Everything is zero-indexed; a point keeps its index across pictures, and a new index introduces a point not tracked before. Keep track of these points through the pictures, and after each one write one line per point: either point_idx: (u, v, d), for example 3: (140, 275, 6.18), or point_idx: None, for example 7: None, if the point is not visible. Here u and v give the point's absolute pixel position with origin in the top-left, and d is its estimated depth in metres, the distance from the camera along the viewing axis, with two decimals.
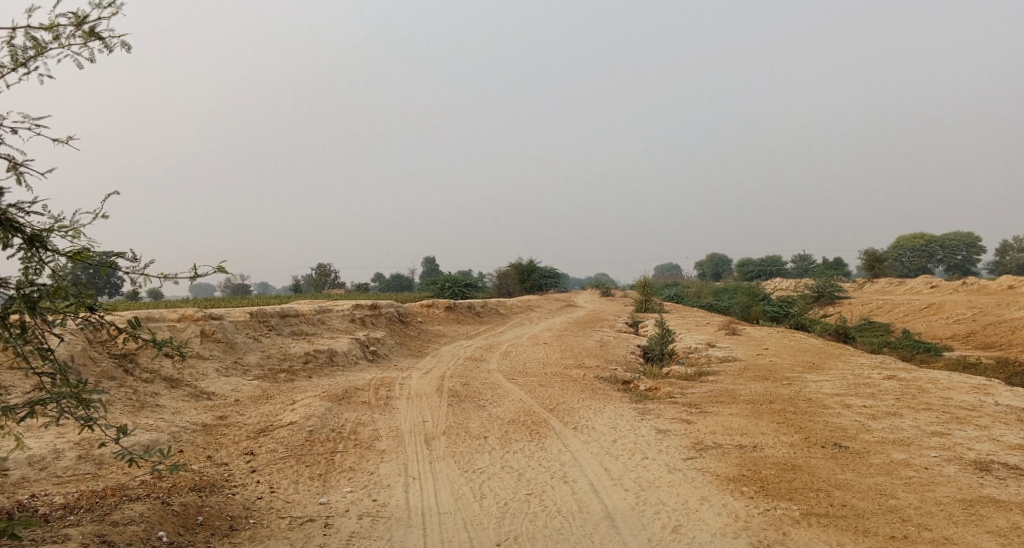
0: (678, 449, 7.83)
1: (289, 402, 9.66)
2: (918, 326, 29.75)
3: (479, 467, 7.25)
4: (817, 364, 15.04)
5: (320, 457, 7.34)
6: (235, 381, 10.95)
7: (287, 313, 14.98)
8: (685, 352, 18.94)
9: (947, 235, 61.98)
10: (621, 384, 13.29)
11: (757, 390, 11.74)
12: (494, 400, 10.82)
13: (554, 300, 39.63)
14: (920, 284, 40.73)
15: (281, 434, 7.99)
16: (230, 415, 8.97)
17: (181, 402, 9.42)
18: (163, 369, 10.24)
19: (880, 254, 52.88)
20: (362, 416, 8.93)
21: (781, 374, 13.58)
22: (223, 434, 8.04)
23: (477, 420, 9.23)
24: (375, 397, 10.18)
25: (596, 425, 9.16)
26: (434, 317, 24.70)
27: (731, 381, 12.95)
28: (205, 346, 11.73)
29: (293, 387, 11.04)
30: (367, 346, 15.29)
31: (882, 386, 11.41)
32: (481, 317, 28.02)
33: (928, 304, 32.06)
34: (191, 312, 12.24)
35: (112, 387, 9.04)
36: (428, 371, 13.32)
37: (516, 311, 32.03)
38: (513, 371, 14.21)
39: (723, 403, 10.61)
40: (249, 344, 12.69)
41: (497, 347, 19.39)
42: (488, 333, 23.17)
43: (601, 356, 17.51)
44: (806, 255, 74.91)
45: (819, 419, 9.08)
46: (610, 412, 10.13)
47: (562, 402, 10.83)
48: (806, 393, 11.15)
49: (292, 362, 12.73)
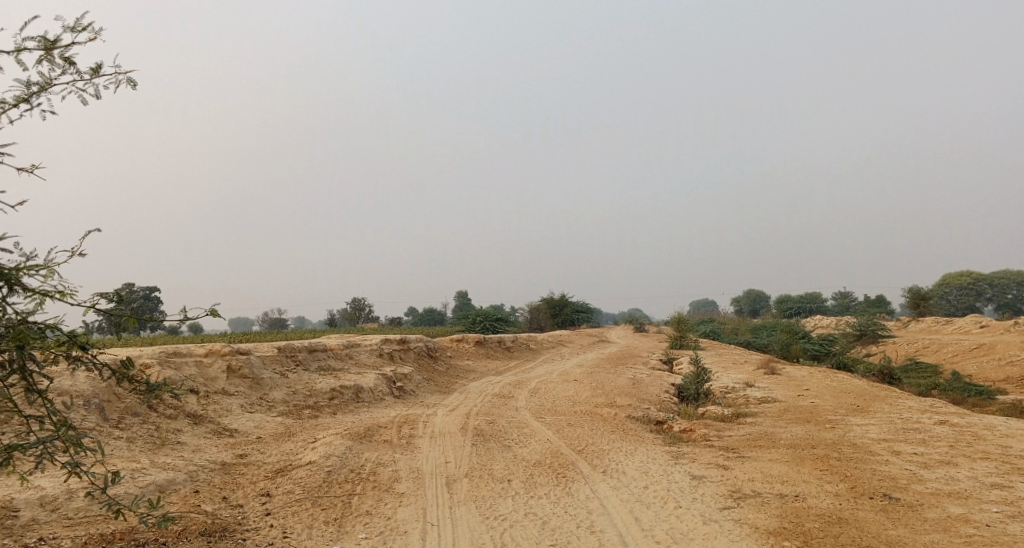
0: (713, 497, 7.37)
1: (311, 440, 9.47)
2: (968, 367, 28.40)
3: (501, 513, 6.91)
4: (861, 406, 14.31)
5: (337, 500, 7.08)
6: (258, 417, 10.81)
7: (315, 348, 14.91)
8: (721, 391, 18.29)
9: (995, 273, 59.84)
10: (653, 425, 12.80)
11: (797, 433, 11.16)
12: (520, 440, 10.47)
13: (586, 336, 39.10)
14: (968, 324, 39.12)
15: (299, 474, 7.76)
16: (251, 453, 8.81)
17: (202, 439, 9.30)
18: (188, 405, 10.17)
19: (925, 292, 51.14)
20: (383, 456, 8.68)
21: (824, 417, 12.93)
22: (241, 474, 7.84)
23: (502, 462, 8.89)
24: (398, 436, 9.93)
25: (626, 469, 8.73)
26: (464, 352, 24.48)
27: (769, 424, 12.36)
28: (231, 382, 11.66)
29: (316, 424, 10.85)
30: (393, 382, 15.09)
31: (933, 432, 10.72)
32: (512, 352, 27.67)
33: (977, 344, 30.69)
34: (218, 347, 12.20)
35: (135, 423, 8.97)
36: (455, 409, 13.03)
37: (547, 347, 31.61)
38: (542, 409, 13.83)
39: (762, 447, 10.06)
40: (276, 379, 12.60)
41: (526, 384, 19.00)
42: (517, 369, 22.79)
43: (633, 394, 17.00)
44: (846, 292, 73.00)
45: (866, 466, 8.51)
46: (641, 455, 9.69)
47: (591, 443, 10.42)
48: (851, 437, 10.54)
49: (317, 398, 12.59)
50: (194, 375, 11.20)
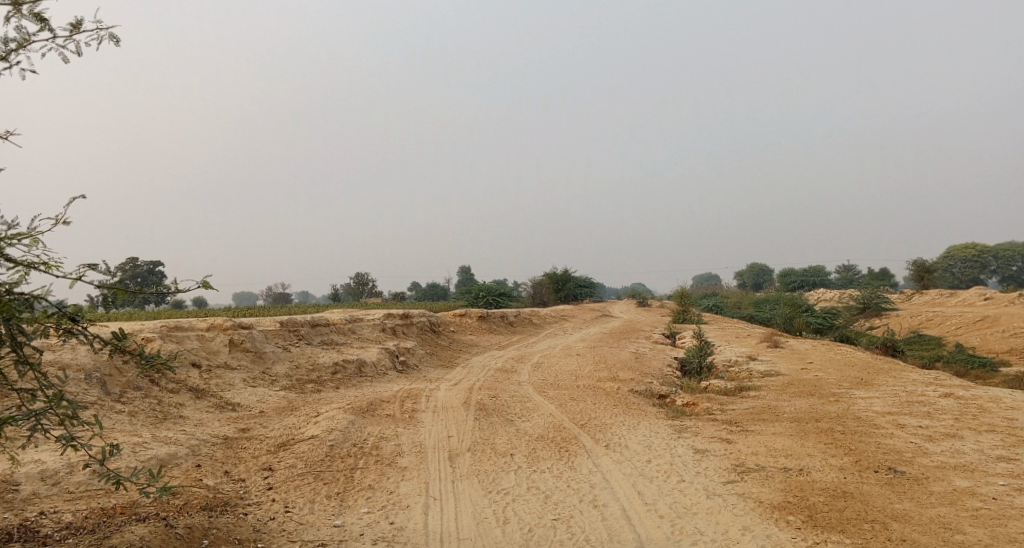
0: (717, 471, 7.33)
1: (313, 414, 9.45)
2: (971, 339, 28.31)
3: (504, 487, 6.88)
4: (865, 380, 14.25)
5: (339, 475, 7.06)
6: (261, 392, 10.80)
7: (317, 323, 14.87)
8: (724, 365, 18.25)
9: (1000, 246, 59.48)
10: (656, 399, 12.77)
11: (801, 407, 11.11)
12: (523, 414, 10.44)
13: (589, 310, 39.08)
14: (972, 296, 38.97)
15: (301, 448, 7.74)
16: (253, 427, 8.79)
17: (205, 414, 9.29)
18: (190, 380, 10.17)
19: (930, 265, 50.86)
20: (385, 430, 8.66)
21: (827, 390, 12.88)
22: (243, 448, 7.82)
23: (505, 436, 8.86)
24: (401, 410, 9.90)
25: (629, 443, 8.70)
26: (467, 327, 24.46)
27: (773, 397, 12.32)
28: (233, 356, 11.63)
29: (319, 398, 10.83)
30: (396, 357, 15.06)
31: (938, 405, 10.66)
32: (515, 327, 27.66)
33: (981, 317, 30.56)
34: (220, 322, 12.15)
35: (136, 398, 8.96)
36: (457, 383, 13.01)
37: (550, 321, 31.58)
38: (545, 383, 13.80)
39: (766, 421, 10.02)
40: (278, 354, 12.57)
41: (530, 358, 18.99)
42: (521, 344, 22.78)
43: (636, 368, 16.96)
44: (850, 265, 72.71)
45: (871, 440, 8.46)
46: (644, 429, 9.65)
47: (594, 417, 10.39)
48: (855, 411, 10.49)
49: (320, 373, 12.57)
50: (196, 349, 11.17)
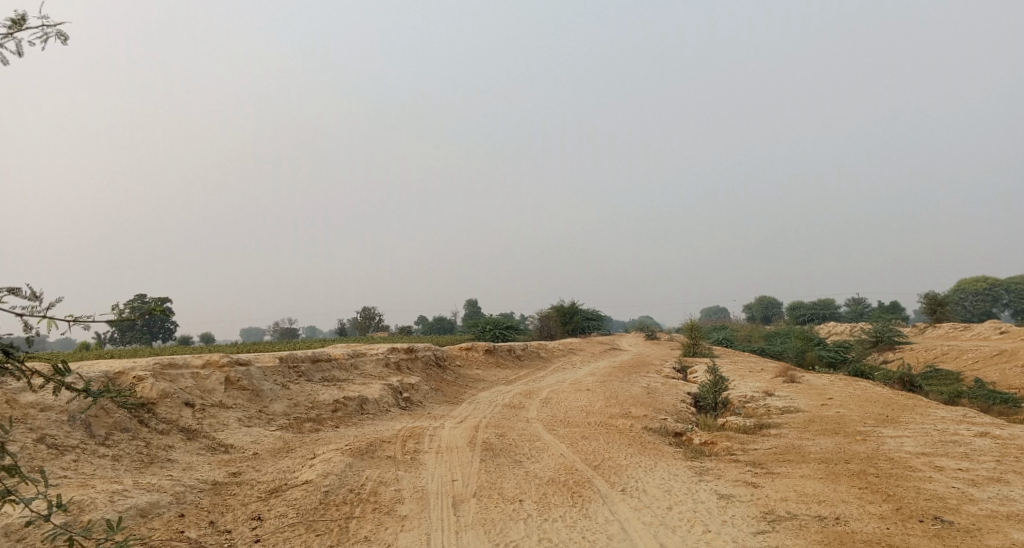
0: (745, 520, 6.74)
1: (309, 457, 8.90)
2: (990, 373, 27.48)
3: (512, 539, 6.36)
4: (890, 417, 13.57)
5: (332, 525, 6.51)
6: (256, 432, 10.25)
7: (319, 358, 14.37)
8: (740, 401, 17.56)
9: (1012, 278, 58.59)
10: (672, 437, 12.15)
11: (827, 447, 10.47)
12: (533, 454, 9.87)
13: (598, 344, 38.45)
14: (988, 329, 38.00)
15: (294, 495, 7.18)
16: (245, 471, 8.25)
17: (195, 456, 8.76)
18: (181, 420, 9.70)
19: (942, 297, 50.01)
20: (385, 474, 8.08)
21: (853, 428, 12.20)
22: (231, 495, 7.27)
23: (513, 479, 8.27)
24: (402, 451, 9.34)
25: (647, 487, 8.10)
26: (473, 361, 23.91)
27: (796, 436, 11.67)
28: (229, 394, 11.14)
29: (317, 438, 10.28)
30: (400, 393, 14.52)
31: (974, 445, 10.01)
32: (522, 361, 27.02)
33: (998, 350, 29.76)
34: (217, 358, 11.66)
35: (122, 440, 8.46)
36: (463, 421, 12.43)
37: (558, 355, 30.92)
38: (554, 420, 13.22)
39: (791, 462, 9.40)
40: (276, 391, 12.04)
41: (538, 393, 18.37)
42: (528, 379, 22.15)
43: (649, 404, 16.32)
44: (860, 298, 71.79)
45: (908, 484, 7.83)
46: (662, 471, 9.06)
47: (608, 458, 9.79)
48: (886, 451, 9.85)
49: (320, 411, 12.04)
50: (190, 388, 10.67)
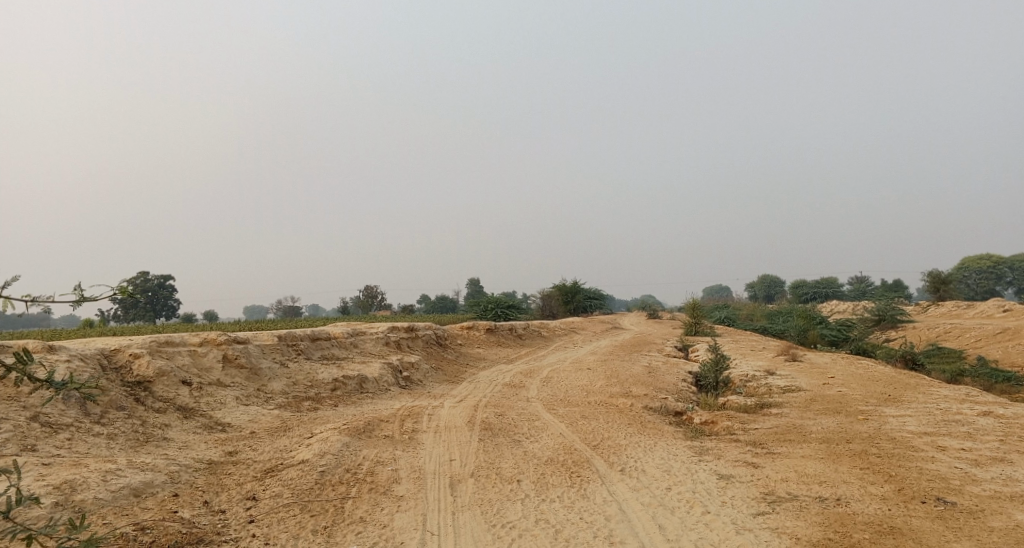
0: (745, 501, 6.67)
1: (307, 436, 8.84)
2: (993, 352, 27.37)
3: (509, 520, 6.31)
4: (892, 396, 13.48)
5: (328, 505, 6.46)
6: (253, 410, 10.20)
7: (318, 337, 14.30)
8: (741, 380, 17.48)
9: (1016, 257, 58.25)
10: (672, 417, 12.08)
11: (829, 426, 10.39)
12: (532, 434, 9.80)
13: (600, 323, 38.39)
14: (991, 308, 37.83)
15: (289, 475, 7.13)
16: (242, 450, 8.20)
17: (191, 435, 8.70)
18: (178, 398, 9.65)
19: (945, 276, 49.74)
20: (382, 454, 8.02)
21: (854, 407, 12.12)
22: (227, 474, 7.22)
23: (511, 459, 8.20)
24: (400, 430, 9.27)
25: (646, 467, 8.02)
26: (475, 340, 23.86)
27: (797, 415, 11.59)
28: (227, 373, 11.07)
29: (315, 417, 10.22)
30: (399, 372, 14.46)
31: (977, 424, 9.91)
32: (523, 340, 26.96)
33: (1001, 329, 29.61)
34: (214, 336, 11.57)
35: (118, 418, 8.41)
36: (462, 400, 12.37)
37: (559, 334, 30.87)
38: (554, 399, 13.15)
39: (792, 441, 9.32)
40: (275, 370, 11.98)
41: (539, 372, 18.30)
42: (529, 357, 22.09)
43: (650, 383, 16.25)
44: (863, 277, 71.50)
45: (910, 464, 7.74)
46: (662, 451, 8.98)
47: (607, 437, 9.71)
48: (888, 431, 9.76)
49: (319, 389, 11.98)
50: (187, 366, 10.62)
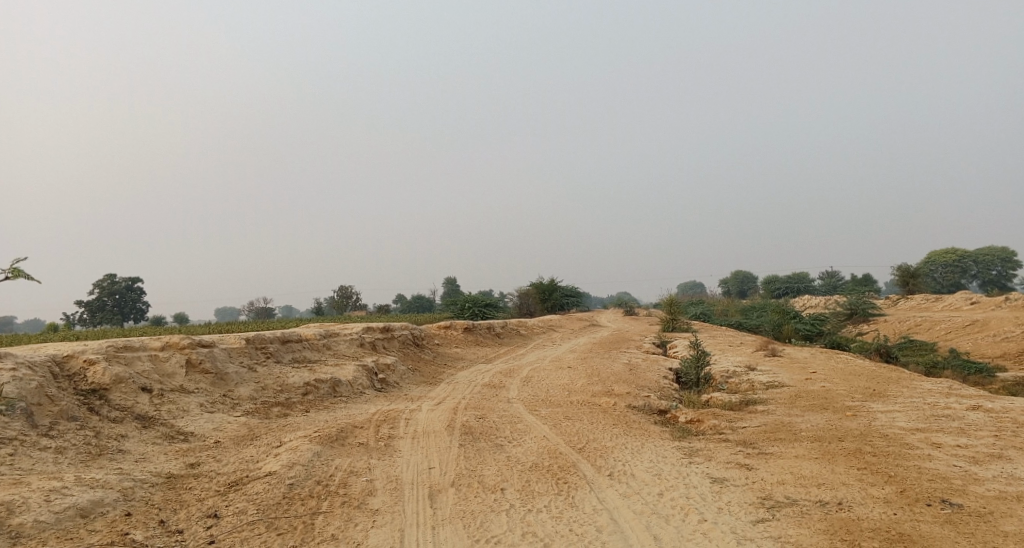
0: (742, 507, 6.37)
1: (275, 445, 8.29)
2: (963, 343, 27.65)
3: (494, 535, 5.92)
4: (877, 390, 13.30)
5: (296, 522, 5.98)
6: (219, 418, 9.61)
7: (288, 339, 13.69)
8: (722, 376, 17.27)
9: (980, 250, 59.44)
10: (657, 416, 11.75)
11: (819, 423, 10.11)
12: (514, 437, 9.38)
13: (578, 320, 38.14)
14: (959, 300, 38.37)
15: (255, 489, 6.62)
16: (204, 462, 7.63)
17: (150, 446, 8.11)
18: (137, 406, 9.04)
19: (914, 269, 50.45)
20: (356, 463, 7.52)
21: (841, 403, 11.89)
22: (187, 489, 6.67)
23: (494, 466, 7.76)
24: (376, 437, 8.77)
25: (635, 471, 7.65)
26: (452, 340, 23.36)
27: (784, 412, 11.32)
28: (191, 378, 10.45)
29: (285, 424, 9.65)
30: (375, 374, 13.93)
31: (967, 419, 9.73)
32: (502, 338, 26.52)
33: (970, 321, 29.98)
34: (176, 339, 10.92)
35: (69, 430, 7.80)
36: (441, 402, 11.90)
37: (537, 332, 30.48)
38: (535, 399, 12.75)
39: (783, 441, 9.02)
40: (242, 374, 11.37)
41: (518, 372, 17.89)
42: (508, 357, 21.66)
43: (632, 381, 15.91)
44: (833, 272, 72.23)
45: (908, 463, 7.47)
46: (650, 452, 8.63)
47: (593, 439, 9.33)
48: (880, 427, 9.52)
49: (289, 394, 11.42)
50: (148, 372, 9.98)
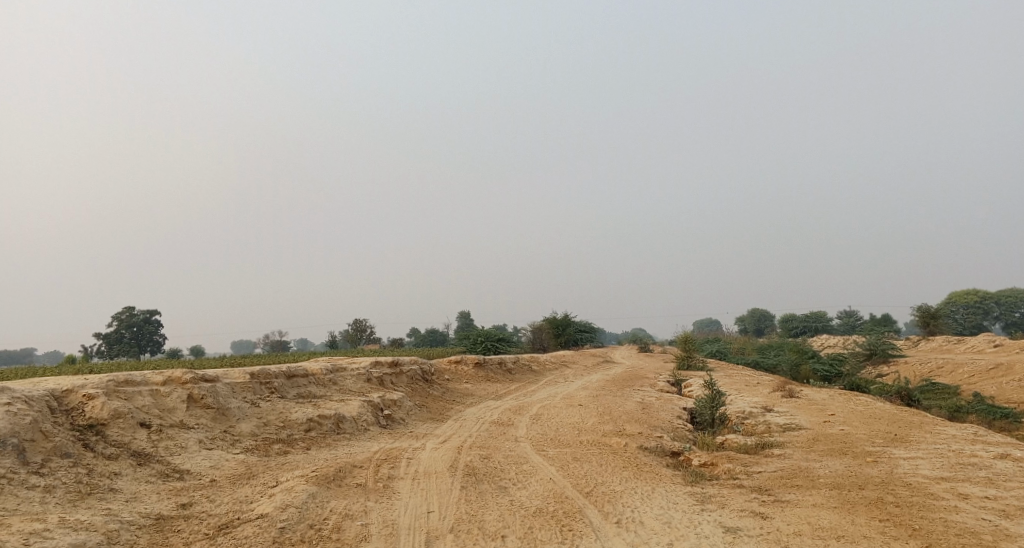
0: None
1: (271, 485, 8.04)
2: (987, 387, 26.84)
3: None
4: (898, 435, 12.80)
5: None
6: (217, 455, 9.39)
7: (294, 373, 13.50)
8: (738, 417, 16.77)
9: (1002, 291, 58.33)
10: (669, 458, 11.34)
11: (837, 470, 9.67)
12: (520, 479, 9.06)
13: (591, 356, 37.63)
14: (982, 343, 37.47)
15: (245, 532, 6.39)
16: (197, 502, 7.41)
17: (143, 485, 7.89)
18: (134, 442, 8.85)
19: (935, 309, 49.49)
20: (352, 506, 7.25)
21: (861, 448, 11.42)
22: (175, 531, 6.44)
23: (496, 510, 7.44)
24: (375, 478, 8.48)
25: (644, 519, 7.30)
26: (463, 375, 23.04)
27: (801, 457, 10.88)
28: (191, 414, 10.26)
29: (283, 463, 9.40)
30: (380, 410, 13.65)
31: (994, 468, 9.25)
32: (513, 375, 26.13)
33: (994, 364, 29.16)
34: (179, 374, 10.75)
35: (61, 467, 7.62)
36: (446, 440, 11.60)
37: (550, 368, 30.03)
38: (544, 439, 12.39)
39: (801, 488, 8.61)
40: (245, 409, 11.17)
41: (528, 409, 17.51)
42: (519, 393, 21.25)
43: (644, 420, 15.48)
44: (852, 311, 71.08)
45: (933, 515, 7.06)
46: (660, 498, 8.26)
47: (601, 483, 8.97)
48: (902, 475, 9.09)
49: (291, 431, 11.18)
50: (148, 407, 9.81)
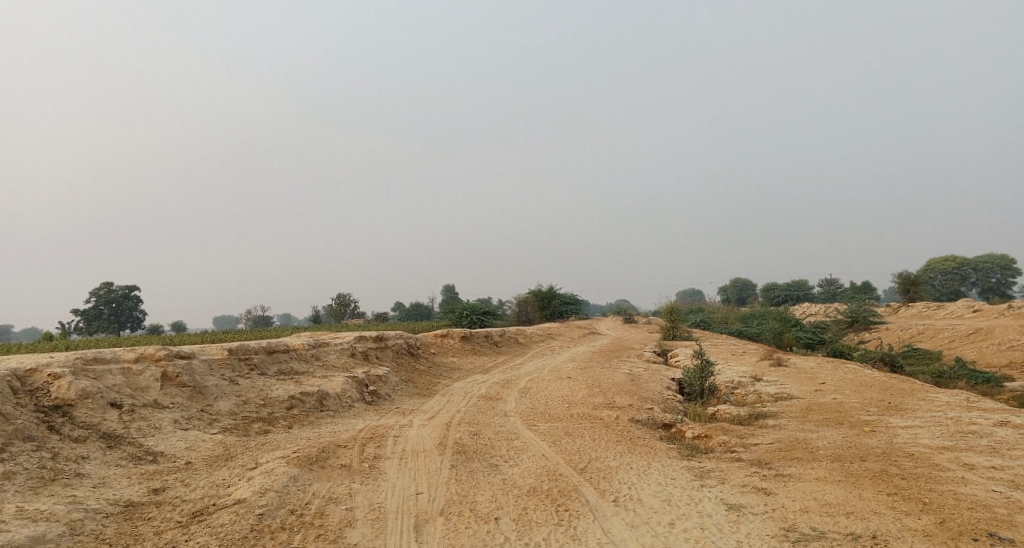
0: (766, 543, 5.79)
1: (250, 467, 7.63)
2: (968, 352, 26.97)
3: None
4: (892, 403, 12.62)
5: None
6: (193, 436, 8.93)
7: (275, 349, 13.00)
8: (727, 387, 16.57)
9: (979, 258, 58.84)
10: (661, 431, 11.04)
11: (836, 441, 9.42)
12: (511, 456, 8.71)
13: (577, 328, 37.44)
14: (961, 308, 37.74)
15: (220, 519, 6.00)
16: (170, 486, 6.97)
17: (113, 468, 7.45)
18: (104, 424, 8.37)
19: (915, 276, 49.78)
20: (335, 489, 6.86)
21: (857, 417, 11.19)
22: (146, 519, 6.02)
23: (488, 490, 7.08)
24: (360, 458, 8.08)
25: (643, 497, 6.98)
26: (448, 349, 22.67)
27: (797, 427, 10.62)
28: (166, 392, 9.77)
29: (264, 443, 8.97)
30: (365, 386, 13.23)
31: (995, 437, 9.05)
32: (500, 348, 25.79)
33: (974, 329, 29.33)
34: (152, 351, 10.21)
35: (22, 452, 7.14)
36: (433, 416, 11.21)
37: (536, 341, 29.72)
38: (533, 413, 12.05)
39: (801, 460, 8.35)
40: (222, 388, 10.68)
41: (515, 383, 17.17)
42: (506, 366, 20.91)
43: (634, 392, 15.22)
44: (832, 280, 71.49)
45: (942, 488, 6.80)
46: (657, 474, 7.96)
47: (595, 458, 8.65)
48: (902, 445, 8.86)
49: (272, 409, 10.75)
50: (119, 386, 9.31)
